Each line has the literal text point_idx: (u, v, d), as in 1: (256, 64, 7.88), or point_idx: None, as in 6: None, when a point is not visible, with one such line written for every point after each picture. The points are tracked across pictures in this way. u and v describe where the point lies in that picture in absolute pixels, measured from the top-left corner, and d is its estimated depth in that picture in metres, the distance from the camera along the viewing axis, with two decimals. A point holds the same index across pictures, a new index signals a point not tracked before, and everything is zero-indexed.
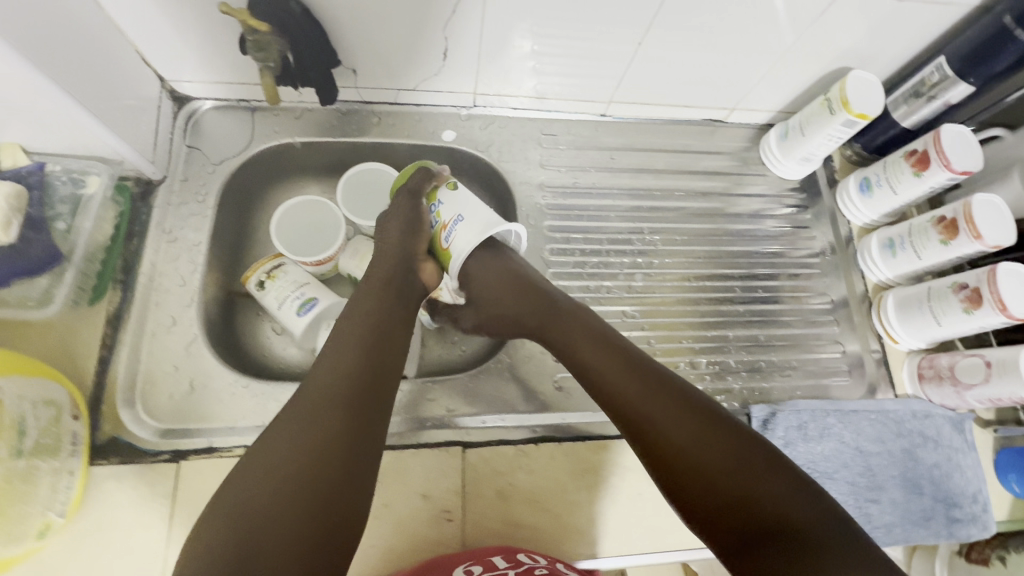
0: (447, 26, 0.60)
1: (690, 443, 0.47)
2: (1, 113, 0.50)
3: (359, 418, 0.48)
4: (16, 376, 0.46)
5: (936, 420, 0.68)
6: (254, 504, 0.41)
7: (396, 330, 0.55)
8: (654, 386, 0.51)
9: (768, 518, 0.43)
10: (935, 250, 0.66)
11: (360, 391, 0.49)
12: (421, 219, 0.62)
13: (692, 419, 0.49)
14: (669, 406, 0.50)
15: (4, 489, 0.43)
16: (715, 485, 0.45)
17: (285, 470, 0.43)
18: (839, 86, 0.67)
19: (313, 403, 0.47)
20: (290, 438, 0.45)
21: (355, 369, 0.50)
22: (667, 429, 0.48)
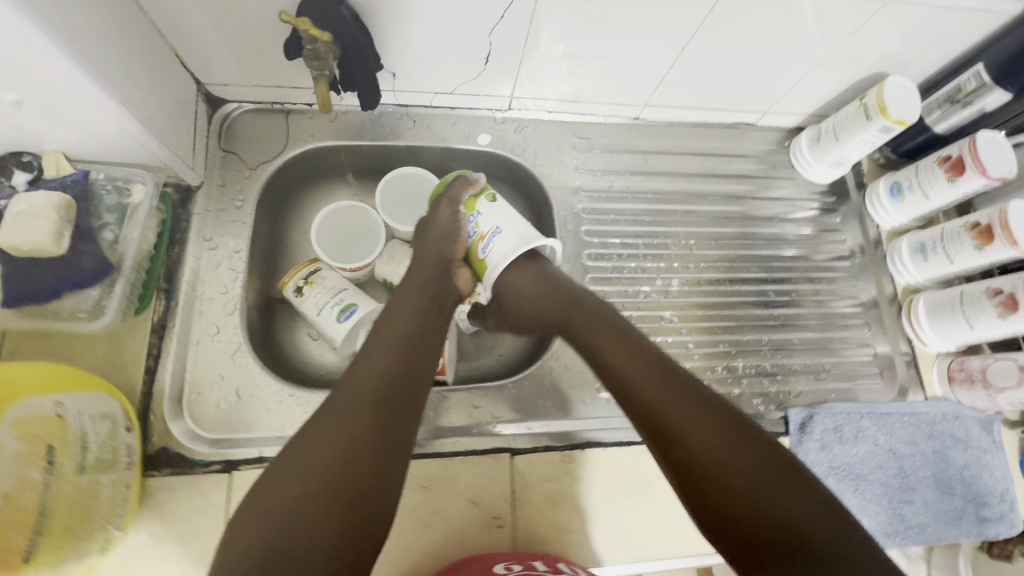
0: (492, 32, 0.60)
1: (714, 444, 0.45)
2: (47, 122, 0.48)
3: (390, 423, 0.47)
4: (74, 389, 0.45)
5: (965, 422, 0.69)
6: (282, 503, 0.41)
7: (427, 336, 0.55)
8: (679, 387, 0.50)
9: (795, 528, 0.41)
10: (968, 255, 0.67)
11: (389, 396, 0.49)
12: (457, 228, 0.63)
13: (718, 421, 0.47)
14: (694, 406, 0.48)
15: (73, 507, 0.42)
16: (739, 490, 0.43)
17: (311, 475, 0.43)
18: (876, 92, 0.68)
19: (344, 407, 0.47)
20: (319, 443, 0.44)
21: (387, 374, 0.50)
22: (692, 429, 0.47)
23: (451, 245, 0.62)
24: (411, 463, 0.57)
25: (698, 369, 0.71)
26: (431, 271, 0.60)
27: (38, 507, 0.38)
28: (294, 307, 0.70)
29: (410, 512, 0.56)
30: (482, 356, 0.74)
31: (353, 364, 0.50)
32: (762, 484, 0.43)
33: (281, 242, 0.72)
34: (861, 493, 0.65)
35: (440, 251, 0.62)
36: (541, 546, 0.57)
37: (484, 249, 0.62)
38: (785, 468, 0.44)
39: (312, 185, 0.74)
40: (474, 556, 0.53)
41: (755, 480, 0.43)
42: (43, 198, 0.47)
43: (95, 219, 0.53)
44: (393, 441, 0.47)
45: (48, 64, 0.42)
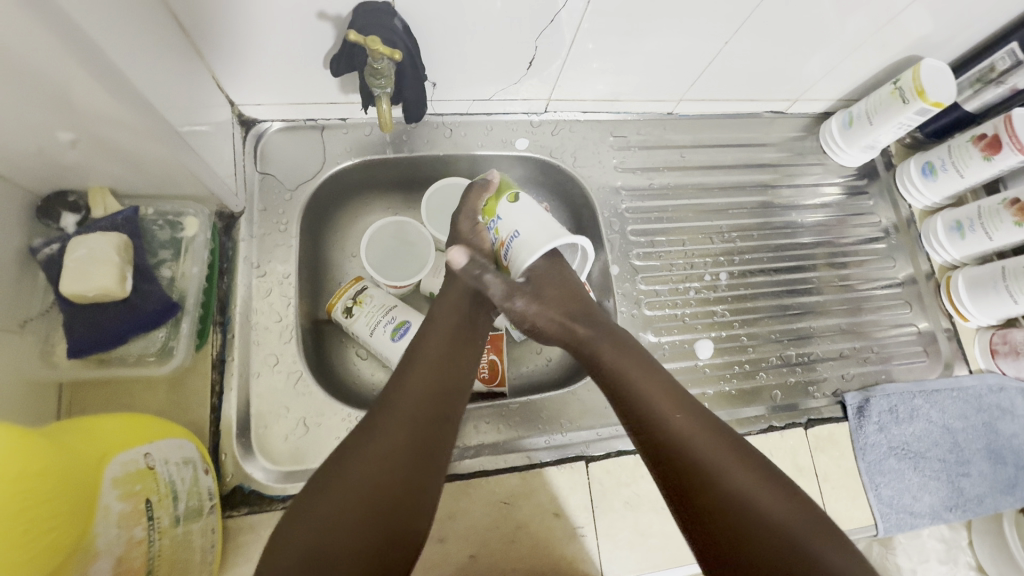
0: (540, 37, 0.58)
1: (729, 484, 0.46)
2: (95, 154, 0.46)
3: (426, 442, 0.48)
4: (158, 437, 0.43)
5: (1009, 392, 0.71)
6: (321, 518, 0.43)
7: (463, 353, 0.55)
8: (706, 428, 0.49)
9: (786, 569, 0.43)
10: (1008, 231, 0.69)
11: (427, 415, 0.49)
12: (484, 242, 0.60)
13: (739, 466, 0.47)
14: (714, 446, 0.48)
15: (173, 560, 0.41)
16: (738, 528, 0.44)
17: (349, 490, 0.44)
18: (912, 75, 0.68)
19: (387, 423, 0.48)
20: (360, 461, 0.46)
21: (423, 396, 0.50)
22: (708, 467, 0.46)
23: (480, 258, 0.59)
24: (490, 479, 0.57)
25: (753, 361, 0.71)
26: (465, 287, 0.58)
27: (146, 566, 0.37)
28: (344, 327, 0.68)
29: (494, 529, 0.56)
30: (531, 363, 0.72)
31: (396, 377, 0.52)
32: (767, 529, 0.44)
33: (323, 262, 0.70)
34: (921, 471, 0.66)
35: (471, 263, 0.58)
36: (626, 551, 0.57)
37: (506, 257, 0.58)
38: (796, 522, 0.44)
39: (349, 200, 0.72)
40: None
41: (762, 523, 0.44)
42: (102, 241, 0.47)
43: (151, 256, 0.53)
44: (430, 461, 0.48)
45: (88, 91, 0.39)
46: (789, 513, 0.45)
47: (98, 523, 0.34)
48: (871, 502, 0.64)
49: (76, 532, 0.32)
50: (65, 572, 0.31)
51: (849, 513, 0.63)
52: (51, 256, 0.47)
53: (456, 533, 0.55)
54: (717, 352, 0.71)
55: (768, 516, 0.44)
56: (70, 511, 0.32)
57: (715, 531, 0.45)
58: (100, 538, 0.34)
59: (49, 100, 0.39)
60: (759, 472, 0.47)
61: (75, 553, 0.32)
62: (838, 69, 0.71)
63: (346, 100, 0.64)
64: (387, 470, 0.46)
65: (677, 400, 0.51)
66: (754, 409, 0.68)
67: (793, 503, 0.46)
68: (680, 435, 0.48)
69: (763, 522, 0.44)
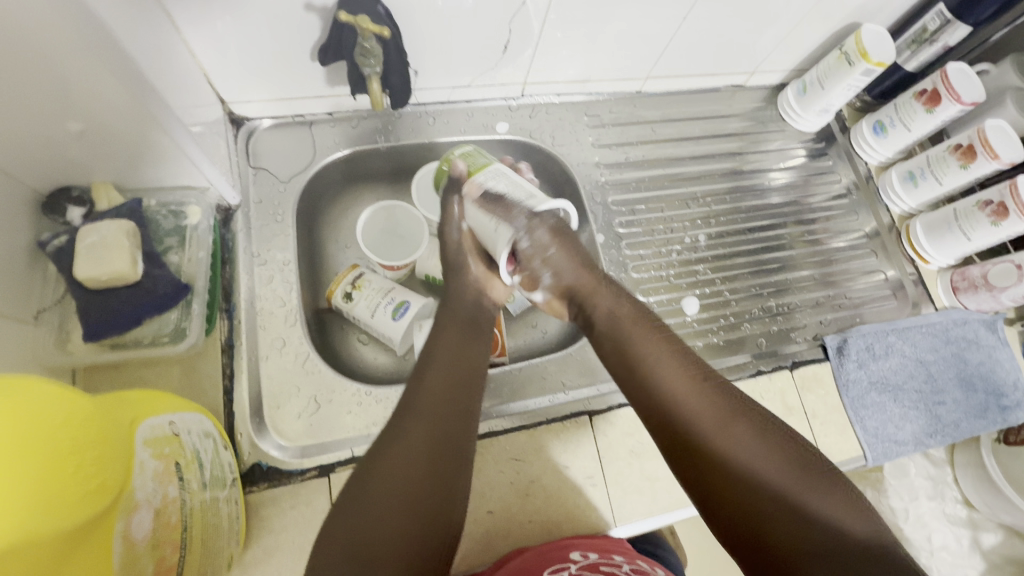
0: (513, 21, 0.62)
1: (733, 447, 0.45)
2: (100, 145, 0.48)
3: (454, 430, 0.47)
4: (180, 410, 0.45)
5: (973, 325, 0.77)
6: (363, 515, 0.41)
7: (473, 345, 0.56)
8: (710, 388, 0.49)
9: (801, 532, 0.40)
10: (956, 174, 0.75)
11: (448, 403, 0.48)
12: (472, 249, 0.62)
13: (744, 425, 0.46)
14: (709, 410, 0.47)
15: (203, 523, 0.42)
16: (747, 488, 0.43)
17: (381, 483, 0.43)
18: (855, 39, 0.73)
19: (410, 411, 0.47)
20: (388, 451, 0.45)
21: (446, 387, 0.50)
22: (712, 429, 0.46)
23: (471, 264, 0.62)
24: (500, 439, 0.60)
25: (736, 314, 0.76)
26: (468, 279, 0.61)
27: (181, 523, 0.39)
28: (344, 313, 0.70)
29: (507, 485, 0.58)
30: (528, 336, 0.75)
31: (414, 377, 0.50)
32: (780, 493, 0.42)
33: (318, 253, 0.72)
34: (900, 402, 0.70)
35: (462, 273, 0.61)
36: (635, 497, 0.59)
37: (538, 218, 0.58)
38: (797, 476, 0.43)
39: (339, 192, 0.74)
40: (557, 543, 0.53)
41: (770, 488, 0.42)
42: (111, 227, 0.49)
43: (157, 244, 0.56)
44: (456, 446, 0.46)
45: (88, 69, 0.41)
46: (800, 471, 0.43)
47: (136, 476, 0.36)
48: (858, 434, 0.68)
49: (119, 481, 0.34)
50: (113, 518, 0.33)
51: (839, 445, 0.67)
52: (60, 247, 0.49)
53: (472, 492, 0.57)
54: (702, 308, 0.76)
55: (775, 478, 0.43)
56: (112, 461, 0.34)
57: (724, 496, 0.43)
58: (140, 490, 0.36)
59: (48, 86, 0.41)
60: (762, 430, 0.46)
61: (120, 501, 0.34)
62: (788, 40, 0.77)
63: (333, 93, 0.67)
64: (417, 462, 0.44)
65: (677, 365, 0.51)
66: (741, 357, 0.72)
67: (802, 463, 0.44)
68: (684, 399, 0.48)
69: (771, 487, 0.42)
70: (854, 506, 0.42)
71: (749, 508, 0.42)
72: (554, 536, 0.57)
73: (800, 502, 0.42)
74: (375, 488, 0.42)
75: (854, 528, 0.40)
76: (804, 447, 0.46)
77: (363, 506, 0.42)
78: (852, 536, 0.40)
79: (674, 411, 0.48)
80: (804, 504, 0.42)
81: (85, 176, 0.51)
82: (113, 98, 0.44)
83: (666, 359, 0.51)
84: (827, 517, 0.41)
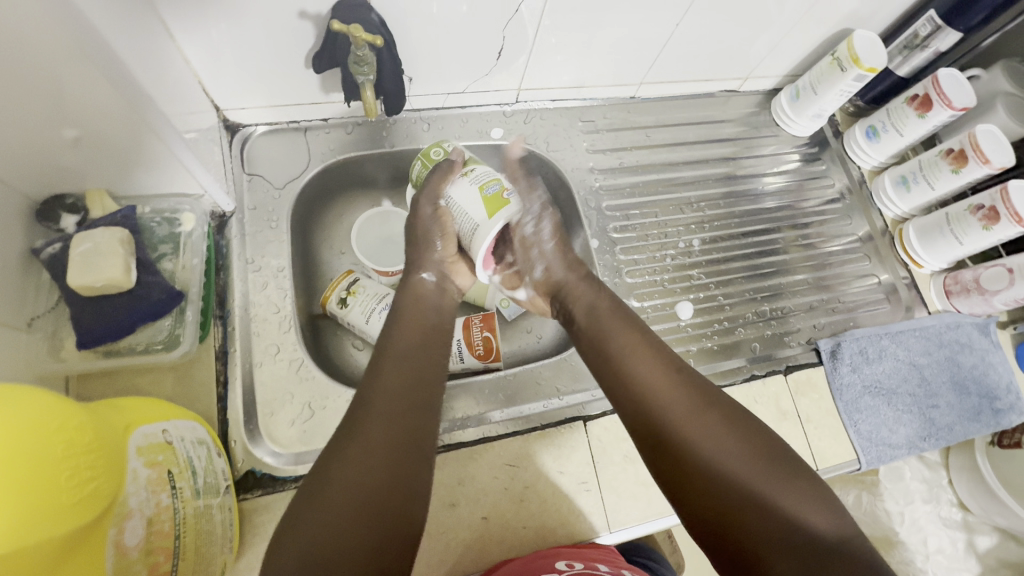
0: (507, 28, 0.62)
1: (702, 445, 0.45)
2: (96, 153, 0.49)
3: (411, 429, 0.46)
4: (174, 417, 0.45)
5: (966, 328, 0.77)
6: (320, 519, 0.39)
7: (432, 343, 0.55)
8: (675, 381, 0.49)
9: (773, 529, 0.41)
10: (948, 179, 0.76)
11: (408, 403, 0.47)
12: (445, 227, 0.60)
13: (710, 418, 0.47)
14: (679, 407, 0.48)
15: (196, 530, 0.42)
16: (719, 488, 0.43)
17: (338, 482, 0.41)
18: (847, 45, 0.74)
19: (367, 411, 0.46)
20: (345, 452, 0.43)
21: (403, 386, 0.49)
22: (678, 426, 0.46)
23: (439, 244, 0.60)
24: (494, 444, 0.60)
25: (730, 319, 0.76)
26: (426, 277, 0.60)
27: (174, 531, 0.39)
28: (339, 319, 0.70)
29: (502, 491, 0.58)
30: (523, 341, 0.75)
31: (369, 376, 0.49)
32: (743, 486, 0.43)
33: (313, 259, 0.72)
34: (894, 406, 0.71)
35: (428, 252, 0.60)
36: (630, 502, 0.59)
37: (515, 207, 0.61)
38: (766, 472, 0.43)
39: (335, 198, 0.75)
40: (541, 552, 0.53)
41: (733, 480, 0.43)
42: (106, 235, 0.49)
43: (152, 251, 0.56)
44: (416, 443, 0.46)
45: (82, 75, 0.41)
46: (765, 465, 0.44)
47: (129, 484, 0.36)
48: (852, 438, 0.68)
49: (113, 488, 0.34)
50: (105, 526, 0.33)
51: (833, 449, 0.67)
52: (54, 255, 0.49)
53: (466, 497, 0.57)
54: (696, 312, 0.76)
55: (744, 475, 0.43)
56: (106, 468, 0.34)
57: (689, 490, 0.44)
58: (132, 498, 0.36)
59: (42, 95, 0.41)
60: (729, 424, 0.46)
61: (113, 508, 0.34)
62: (781, 46, 0.78)
63: (328, 99, 0.67)
64: (377, 462, 0.43)
65: (646, 359, 0.52)
66: (735, 361, 0.72)
67: (767, 454, 0.45)
68: (652, 396, 0.49)
69: (733, 480, 0.43)
70: (817, 497, 0.42)
71: (714, 501, 0.43)
72: (548, 543, 0.57)
73: (764, 494, 0.42)
74: (333, 487, 0.41)
75: (820, 523, 0.41)
76: (771, 438, 0.46)
77: (322, 507, 0.40)
78: (813, 528, 0.41)
79: (643, 405, 0.49)
80: (768, 495, 0.42)
81: (79, 183, 0.51)
82: (107, 105, 0.44)
83: (635, 354, 0.52)
84: (788, 509, 0.42)
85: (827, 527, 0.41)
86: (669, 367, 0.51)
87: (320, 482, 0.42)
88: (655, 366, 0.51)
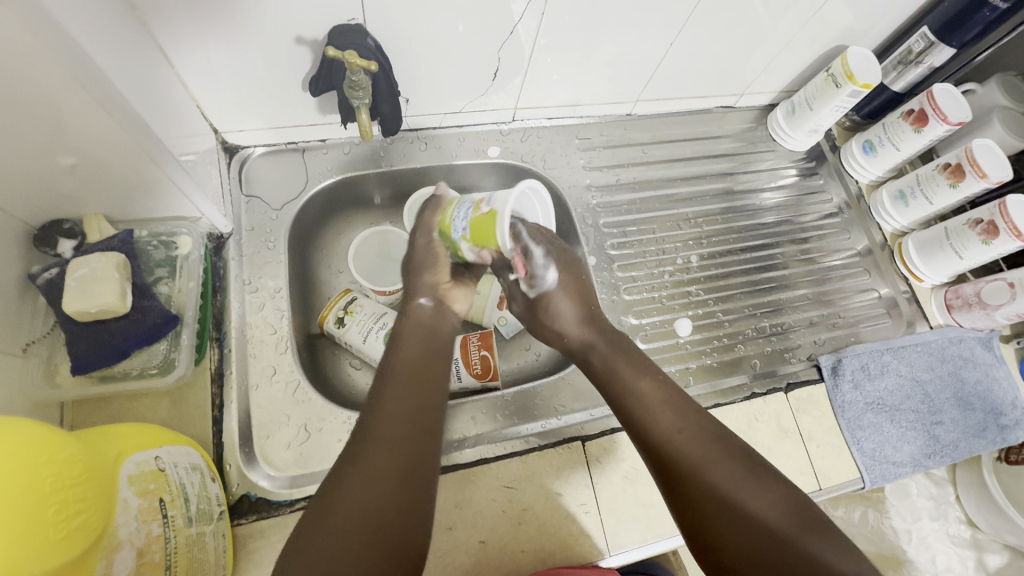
0: (502, 49, 0.63)
1: (722, 488, 0.45)
2: (92, 179, 0.49)
3: (412, 456, 0.45)
4: (167, 443, 0.45)
5: (969, 343, 0.76)
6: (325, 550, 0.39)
7: (433, 366, 0.54)
8: (692, 425, 0.50)
9: (788, 569, 0.41)
10: (946, 193, 0.75)
11: (408, 429, 0.46)
12: (439, 256, 0.62)
13: (732, 461, 0.47)
14: (698, 447, 0.48)
15: (188, 558, 0.42)
16: (738, 528, 0.43)
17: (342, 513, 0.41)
18: (841, 62, 0.74)
19: (368, 440, 0.45)
20: (348, 481, 0.43)
21: (404, 412, 0.48)
22: (698, 466, 0.47)
23: (433, 270, 0.61)
24: (492, 466, 0.59)
25: (730, 335, 0.76)
26: (423, 305, 0.60)
27: (164, 561, 0.39)
28: (336, 338, 0.69)
29: (500, 513, 0.57)
30: (522, 359, 0.75)
31: (369, 403, 0.48)
32: (765, 526, 0.43)
33: (311, 278, 0.73)
34: (897, 423, 0.70)
35: (424, 280, 0.61)
36: (630, 524, 0.58)
37: (488, 205, 0.53)
38: (785, 514, 0.44)
39: (333, 217, 0.75)
40: None
41: (751, 518, 0.44)
42: (102, 260, 0.50)
43: (148, 274, 0.56)
44: (417, 469, 0.45)
45: (83, 106, 0.41)
46: (785, 505, 0.45)
47: (119, 514, 0.36)
48: (855, 456, 0.67)
49: (101, 520, 0.34)
50: (94, 559, 0.33)
51: (836, 468, 0.66)
52: (50, 280, 0.49)
53: (464, 521, 0.56)
54: (695, 329, 0.76)
55: (764, 516, 0.44)
56: (95, 501, 0.34)
57: (711, 530, 0.44)
58: (122, 529, 0.36)
59: (43, 124, 0.41)
60: (747, 467, 0.47)
61: (102, 541, 0.34)
62: (776, 62, 0.78)
63: (326, 120, 0.67)
64: (380, 491, 0.42)
65: (665, 400, 0.52)
66: (736, 378, 0.72)
67: (787, 498, 0.45)
68: (672, 438, 0.49)
69: (749, 517, 0.44)
70: (836, 537, 0.43)
71: (736, 539, 0.43)
72: (548, 565, 0.56)
73: (785, 534, 0.43)
74: (332, 515, 0.41)
75: (840, 562, 0.41)
76: (791, 484, 0.47)
77: (325, 534, 0.40)
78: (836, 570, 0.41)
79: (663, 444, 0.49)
80: (785, 536, 0.43)
81: (77, 209, 0.52)
82: (104, 134, 0.44)
83: (659, 396, 0.53)
84: (811, 553, 0.42)
85: (845, 566, 0.41)
86: (693, 408, 0.52)
87: (322, 511, 0.41)
88: (677, 405, 0.52)
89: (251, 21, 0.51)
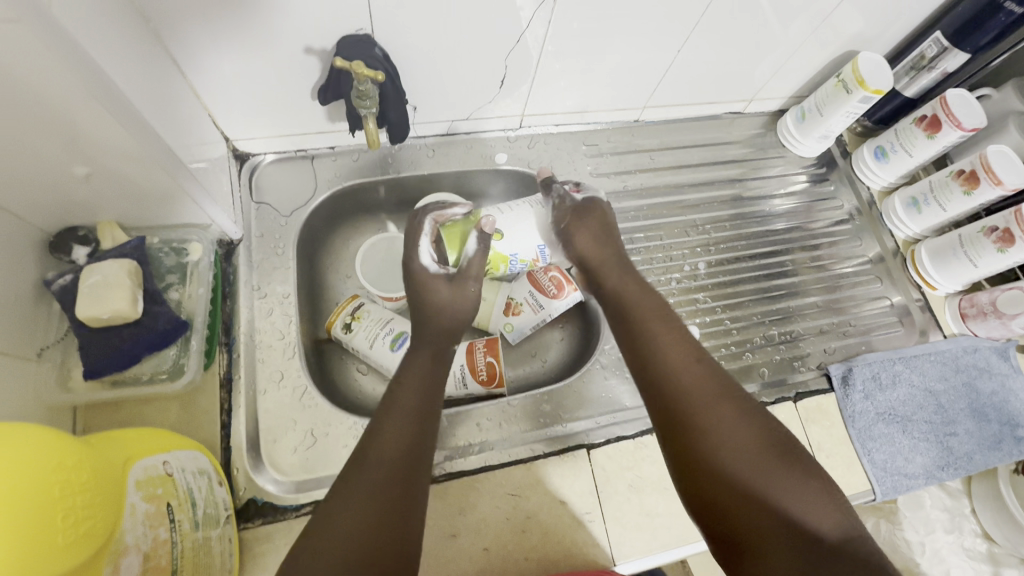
0: (508, 56, 0.63)
1: (717, 437, 0.46)
2: (106, 188, 0.50)
3: (414, 472, 0.46)
4: (175, 448, 0.46)
5: (984, 353, 0.75)
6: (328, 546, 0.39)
7: (436, 385, 0.54)
8: (698, 370, 0.50)
9: (772, 529, 0.41)
10: (960, 201, 0.74)
11: (410, 445, 0.47)
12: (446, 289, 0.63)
13: (732, 409, 0.47)
14: (701, 388, 0.48)
15: (194, 562, 0.43)
16: (727, 482, 0.44)
17: (352, 503, 0.42)
18: (851, 67, 0.73)
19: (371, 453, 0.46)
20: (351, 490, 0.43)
21: (407, 427, 0.48)
22: (697, 412, 0.47)
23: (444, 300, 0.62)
24: (497, 473, 0.59)
25: (738, 343, 0.75)
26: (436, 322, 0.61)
27: (171, 564, 0.39)
28: (343, 344, 0.70)
29: (504, 521, 0.57)
30: (527, 366, 0.75)
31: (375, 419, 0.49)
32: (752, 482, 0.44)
33: (319, 284, 0.73)
34: (910, 434, 0.69)
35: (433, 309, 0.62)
36: (635, 533, 0.58)
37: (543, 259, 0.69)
38: (774, 470, 0.44)
39: (341, 224, 0.76)
40: None
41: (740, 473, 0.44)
42: (114, 267, 0.51)
43: (159, 281, 0.57)
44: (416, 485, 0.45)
45: (94, 118, 0.42)
46: (776, 461, 0.45)
47: (127, 519, 0.36)
48: (866, 468, 0.66)
49: (108, 525, 0.34)
50: (101, 563, 0.33)
51: (845, 479, 0.65)
52: (64, 286, 0.50)
53: (468, 528, 0.56)
54: (703, 337, 0.75)
55: (754, 474, 0.44)
56: (102, 506, 0.34)
57: (702, 477, 0.45)
58: (129, 534, 0.36)
59: (57, 135, 0.42)
60: (745, 419, 0.47)
61: (109, 546, 0.34)
62: (786, 68, 0.77)
63: (334, 128, 0.68)
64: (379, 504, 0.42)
65: (674, 342, 0.52)
66: (744, 387, 0.71)
67: (778, 454, 0.45)
68: (675, 377, 0.49)
69: (739, 472, 0.44)
70: (826, 501, 0.43)
71: (726, 492, 0.44)
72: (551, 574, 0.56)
73: (771, 491, 0.43)
74: (337, 519, 0.41)
75: (827, 531, 0.41)
76: (789, 440, 0.46)
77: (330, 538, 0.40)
78: (817, 532, 0.41)
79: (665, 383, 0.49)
80: (784, 511, 0.42)
81: (91, 216, 0.53)
82: (119, 145, 0.45)
83: (668, 336, 0.53)
84: (795, 513, 0.42)
85: (828, 528, 0.41)
86: (700, 353, 0.51)
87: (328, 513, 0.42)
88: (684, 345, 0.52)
89: (261, 32, 0.52)
